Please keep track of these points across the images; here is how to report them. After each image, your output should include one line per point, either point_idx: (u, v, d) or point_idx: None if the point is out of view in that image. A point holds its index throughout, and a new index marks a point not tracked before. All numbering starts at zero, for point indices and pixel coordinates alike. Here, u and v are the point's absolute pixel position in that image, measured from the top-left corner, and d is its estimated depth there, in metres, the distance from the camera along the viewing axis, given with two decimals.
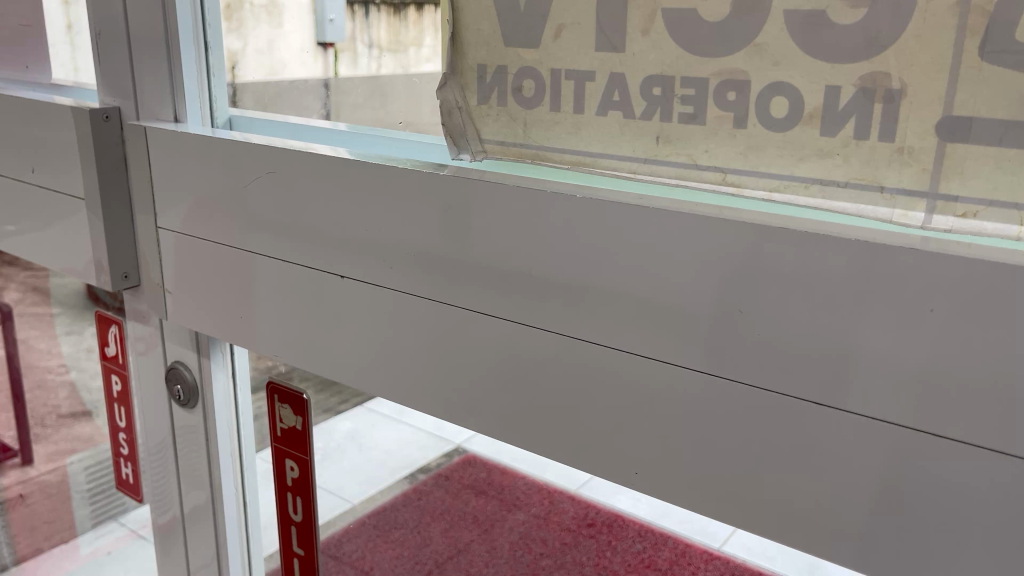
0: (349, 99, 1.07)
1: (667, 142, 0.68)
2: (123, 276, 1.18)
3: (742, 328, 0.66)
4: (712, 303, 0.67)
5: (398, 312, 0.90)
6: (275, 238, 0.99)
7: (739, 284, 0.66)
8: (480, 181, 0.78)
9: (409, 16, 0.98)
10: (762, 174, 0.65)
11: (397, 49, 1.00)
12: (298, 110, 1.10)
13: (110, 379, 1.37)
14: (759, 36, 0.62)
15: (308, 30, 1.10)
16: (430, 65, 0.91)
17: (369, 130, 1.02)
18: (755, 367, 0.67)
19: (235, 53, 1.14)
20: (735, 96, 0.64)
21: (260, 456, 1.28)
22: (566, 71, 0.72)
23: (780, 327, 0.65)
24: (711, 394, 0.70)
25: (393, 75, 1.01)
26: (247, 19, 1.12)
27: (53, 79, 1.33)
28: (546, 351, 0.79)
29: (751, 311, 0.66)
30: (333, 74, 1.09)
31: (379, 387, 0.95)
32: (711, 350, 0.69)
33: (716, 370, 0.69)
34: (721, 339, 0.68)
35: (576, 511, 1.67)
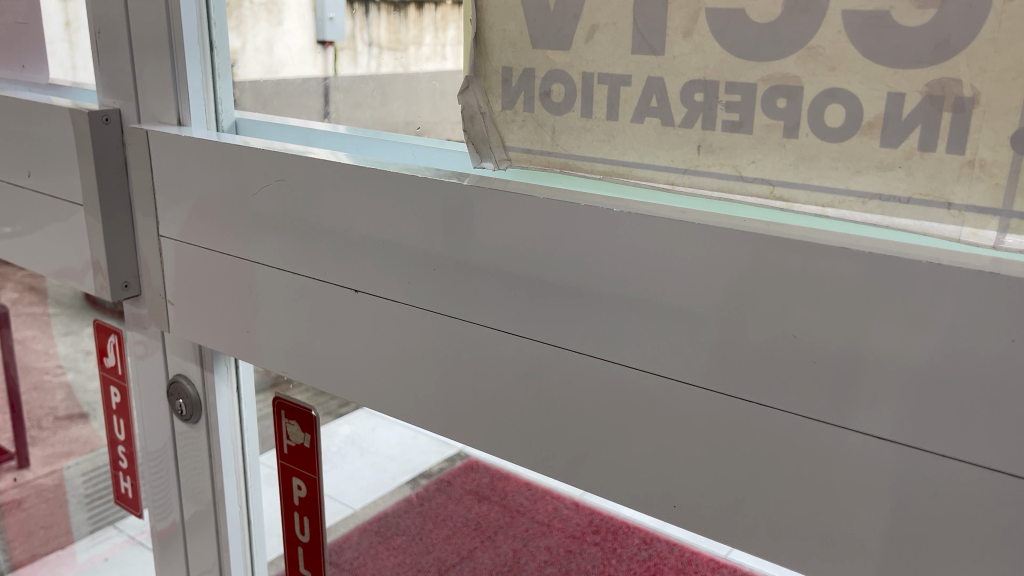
0: (350, 99, 1.02)
1: (710, 152, 0.64)
2: (123, 285, 1.13)
3: (792, 354, 0.62)
4: (759, 326, 0.63)
5: (413, 328, 0.85)
6: (283, 248, 0.94)
7: (790, 306, 0.61)
8: (505, 192, 0.73)
9: (405, 13, 0.92)
10: (816, 188, 0.60)
11: (397, 48, 0.95)
12: (299, 111, 1.06)
13: (109, 391, 1.32)
14: (814, 39, 0.57)
15: (306, 29, 1.02)
16: (432, 65, 0.90)
17: (374, 133, 0.99)
18: (805, 396, 0.62)
19: (236, 52, 1.09)
20: (786, 104, 0.59)
21: (264, 461, 1.23)
22: (599, 75, 0.67)
23: (835, 354, 0.60)
24: (754, 423, 0.65)
25: (392, 73, 0.96)
26: (247, 18, 1.06)
27: (51, 79, 1.29)
28: (576, 374, 0.74)
29: (804, 336, 0.61)
30: (332, 73, 1.02)
31: (393, 407, 0.89)
32: (756, 376, 0.64)
33: (764, 399, 0.64)
34: (768, 364, 0.63)
35: (580, 518, 1.32)
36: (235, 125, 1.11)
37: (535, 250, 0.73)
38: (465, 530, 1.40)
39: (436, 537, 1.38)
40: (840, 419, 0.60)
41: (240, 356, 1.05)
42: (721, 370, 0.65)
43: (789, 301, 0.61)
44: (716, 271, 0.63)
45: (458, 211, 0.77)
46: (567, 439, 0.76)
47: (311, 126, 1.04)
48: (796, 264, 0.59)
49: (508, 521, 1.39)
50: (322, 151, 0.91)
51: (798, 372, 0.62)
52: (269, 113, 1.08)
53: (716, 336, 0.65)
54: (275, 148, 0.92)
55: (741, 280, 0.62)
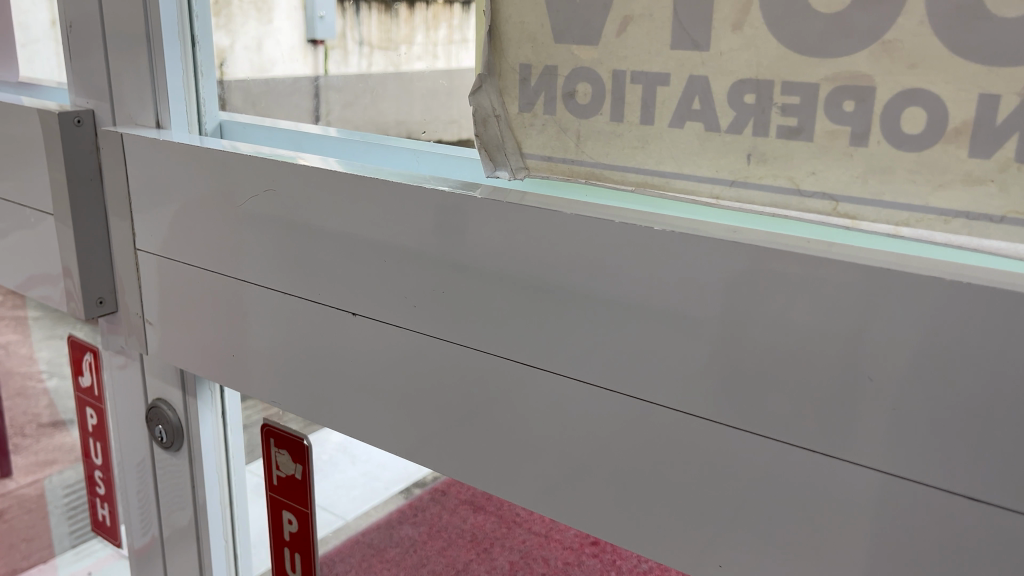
0: (341, 100, 0.93)
1: (762, 162, 0.56)
2: (98, 301, 1.05)
3: (865, 400, 0.52)
4: (826, 367, 0.54)
5: (418, 357, 0.76)
6: (274, 266, 0.85)
7: (862, 346, 0.52)
8: (522, 205, 0.65)
9: (397, 12, 0.84)
10: (888, 205, 0.52)
11: (388, 45, 0.87)
12: (289, 111, 0.97)
13: (85, 412, 1.23)
14: (890, 31, 0.49)
15: (297, 28, 0.93)
16: (421, 64, 0.84)
17: (369, 138, 0.91)
18: (881, 449, 0.53)
19: (224, 50, 1.00)
20: (854, 107, 0.52)
21: (251, 470, 1.12)
22: (633, 73, 0.59)
23: (918, 402, 0.51)
24: (816, 478, 0.56)
25: (382, 72, 0.88)
26: (237, 16, 0.97)
27: (40, 80, 1.20)
28: (602, 413, 0.65)
29: (883, 380, 0.52)
30: (322, 73, 0.93)
31: (398, 441, 0.80)
32: (819, 423, 0.55)
33: (827, 450, 0.55)
34: (833, 411, 0.54)
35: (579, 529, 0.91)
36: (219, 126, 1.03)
37: (558, 273, 0.64)
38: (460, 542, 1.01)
39: (429, 554, 1.03)
40: (927, 478, 0.51)
41: (226, 383, 0.96)
42: (777, 416, 0.56)
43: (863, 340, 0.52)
44: (775, 301, 0.54)
45: (467, 228, 0.68)
46: (595, 486, 0.67)
47: (303, 128, 0.95)
48: (872, 296, 0.51)
49: (505, 530, 0.98)
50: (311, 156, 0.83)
51: (872, 420, 0.53)
52: (261, 116, 1.00)
53: (769, 376, 0.56)
54: (261, 153, 0.84)
55: (803, 314, 0.54)
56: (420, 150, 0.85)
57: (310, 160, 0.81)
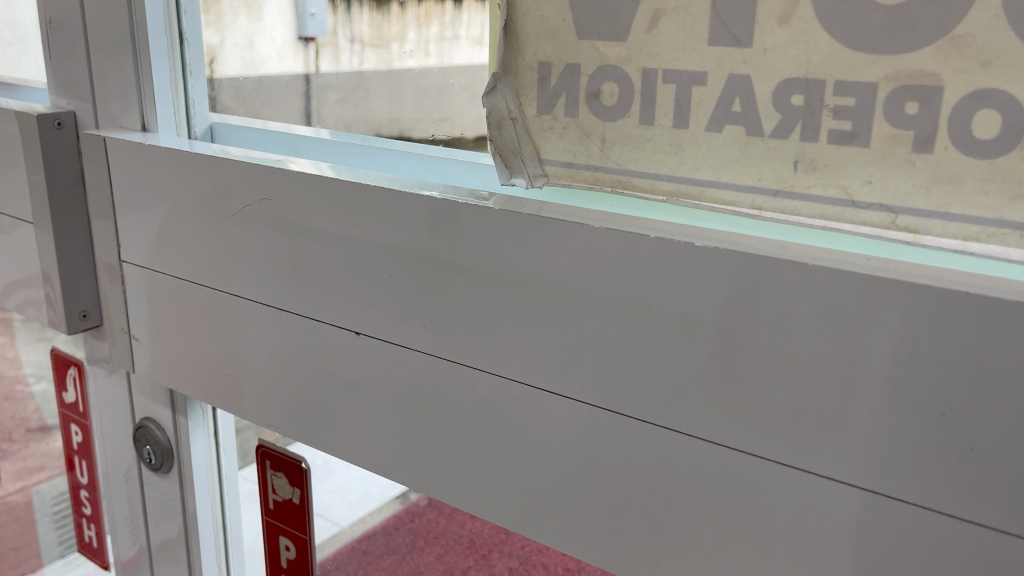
0: (333, 96, 0.87)
1: (811, 170, 0.50)
2: (81, 315, 0.99)
3: (934, 437, 0.47)
4: (891, 403, 0.48)
5: (427, 380, 0.70)
6: (271, 281, 0.79)
7: (931, 376, 0.46)
8: (542, 217, 0.59)
9: (389, 8, 0.79)
10: (955, 217, 0.47)
11: (379, 43, 0.82)
12: (279, 111, 0.91)
13: (69, 429, 1.17)
14: (960, 25, 0.44)
15: (286, 24, 0.87)
16: (414, 62, 0.79)
17: (362, 138, 0.85)
18: (955, 492, 0.47)
19: (214, 48, 0.94)
20: (918, 109, 0.46)
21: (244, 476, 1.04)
22: (665, 72, 0.54)
23: (997, 439, 0.45)
24: (878, 521, 0.50)
25: (373, 70, 0.83)
26: (227, 13, 0.91)
27: (28, 78, 1.14)
28: (632, 446, 0.60)
29: (959, 416, 0.46)
30: (314, 71, 0.87)
31: (407, 470, 0.75)
32: (880, 460, 0.49)
33: (890, 491, 0.49)
34: (897, 449, 0.49)
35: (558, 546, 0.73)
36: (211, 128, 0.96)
37: (585, 291, 0.59)
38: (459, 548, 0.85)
39: (426, 560, 0.88)
40: (1005, 522, 0.46)
41: (219, 404, 0.90)
42: (834, 454, 0.51)
43: (936, 371, 0.46)
44: (833, 327, 0.49)
45: (484, 242, 0.63)
46: (625, 524, 0.62)
47: (294, 129, 0.90)
48: (947, 321, 0.45)
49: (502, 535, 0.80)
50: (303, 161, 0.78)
51: (944, 459, 0.47)
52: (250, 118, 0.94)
53: (823, 409, 0.51)
54: (254, 159, 0.78)
55: (867, 343, 0.48)
56: (422, 155, 0.79)
57: (303, 166, 0.75)
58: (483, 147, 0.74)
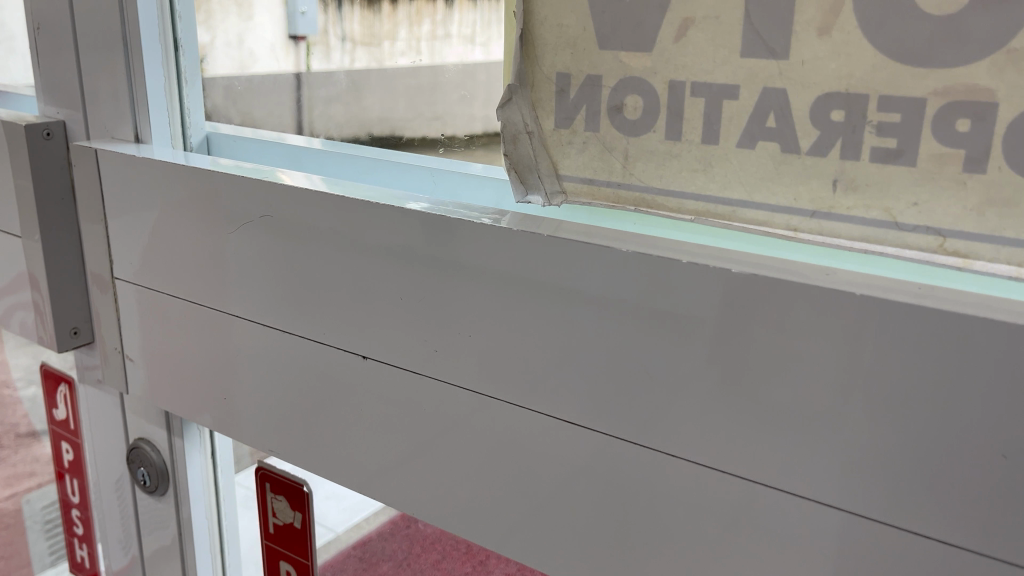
0: (321, 93, 0.84)
1: (851, 190, 0.48)
2: (72, 332, 0.95)
3: (993, 479, 0.44)
4: (943, 441, 0.45)
5: (438, 408, 0.67)
6: (272, 300, 0.76)
7: (989, 415, 0.43)
8: (562, 238, 0.56)
9: (379, 7, 0.76)
10: (1009, 242, 0.44)
11: (370, 41, 0.78)
12: (270, 113, 0.88)
13: (60, 447, 1.13)
14: (1017, 37, 0.41)
15: (275, 22, 0.83)
16: (404, 59, 0.76)
17: (361, 148, 0.82)
18: (1015, 538, 0.44)
19: (204, 47, 0.89)
20: (970, 126, 0.43)
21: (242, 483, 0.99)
22: (693, 84, 0.51)
23: None
24: (930, 567, 0.47)
25: (365, 69, 0.80)
26: (217, 12, 0.87)
27: (17, 83, 1.10)
28: (660, 481, 0.56)
29: (1019, 458, 0.43)
30: (304, 70, 0.84)
31: (417, 501, 0.71)
32: (932, 503, 0.46)
33: (942, 535, 0.46)
34: (951, 490, 0.45)
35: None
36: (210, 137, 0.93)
37: (607, 319, 0.55)
38: (455, 556, 0.79)
39: (424, 567, 0.83)
40: None
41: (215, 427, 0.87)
42: (878, 494, 0.48)
43: (992, 411, 0.43)
44: (880, 362, 0.46)
45: (498, 265, 0.59)
46: (653, 563, 0.58)
47: (289, 139, 0.87)
48: (1007, 358, 0.42)
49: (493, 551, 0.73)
50: (297, 175, 0.74)
51: (1000, 503, 0.44)
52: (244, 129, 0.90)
53: (869, 447, 0.47)
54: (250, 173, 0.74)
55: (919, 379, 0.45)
56: (425, 168, 0.77)
57: (298, 181, 0.72)
58: (471, 154, 0.74)
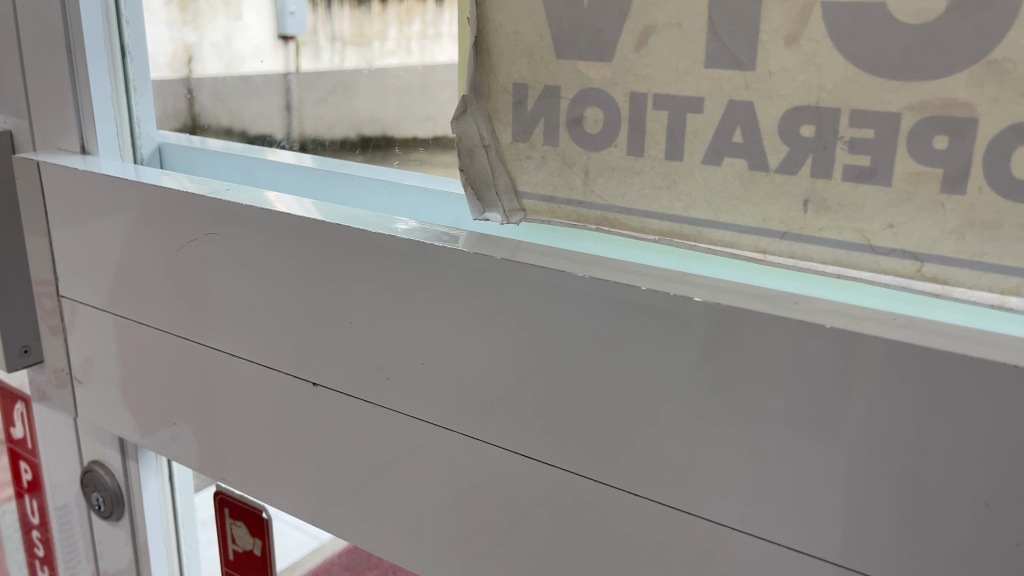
0: (311, 94, 0.80)
1: (823, 211, 0.44)
2: (22, 350, 0.91)
3: (974, 531, 0.41)
4: (920, 486, 0.41)
5: (389, 438, 0.63)
6: (219, 323, 0.71)
7: (971, 460, 0.40)
8: (518, 261, 0.52)
9: (369, 5, 0.71)
10: (990, 267, 0.41)
11: (359, 40, 0.74)
12: (259, 119, 0.84)
13: (19, 466, 1.09)
14: (997, 48, 0.38)
15: (265, 23, 0.80)
16: (395, 59, 0.72)
17: (346, 164, 0.77)
18: None
19: (191, 46, 0.86)
20: (948, 144, 0.40)
21: (203, 506, 0.96)
22: (656, 96, 0.48)
23: None
24: None
25: (355, 69, 0.75)
26: (205, 11, 0.84)
27: None
28: (618, 520, 0.53)
29: (1005, 508, 0.40)
30: (295, 69, 0.80)
31: (370, 533, 0.67)
32: (908, 553, 0.43)
33: None
34: (929, 542, 0.42)
35: None
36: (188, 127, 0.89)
37: (562, 348, 0.52)
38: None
39: None
40: None
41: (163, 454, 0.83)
42: (847, 540, 0.45)
43: (972, 454, 0.40)
44: (853, 401, 0.42)
45: (449, 288, 0.56)
46: None
47: (275, 156, 0.82)
48: (988, 398, 0.39)
49: None
50: (289, 200, 0.67)
51: (984, 555, 0.41)
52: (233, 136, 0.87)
53: (840, 491, 0.44)
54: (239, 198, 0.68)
55: (895, 420, 0.41)
56: (412, 188, 0.71)
57: (288, 205, 0.66)
58: None
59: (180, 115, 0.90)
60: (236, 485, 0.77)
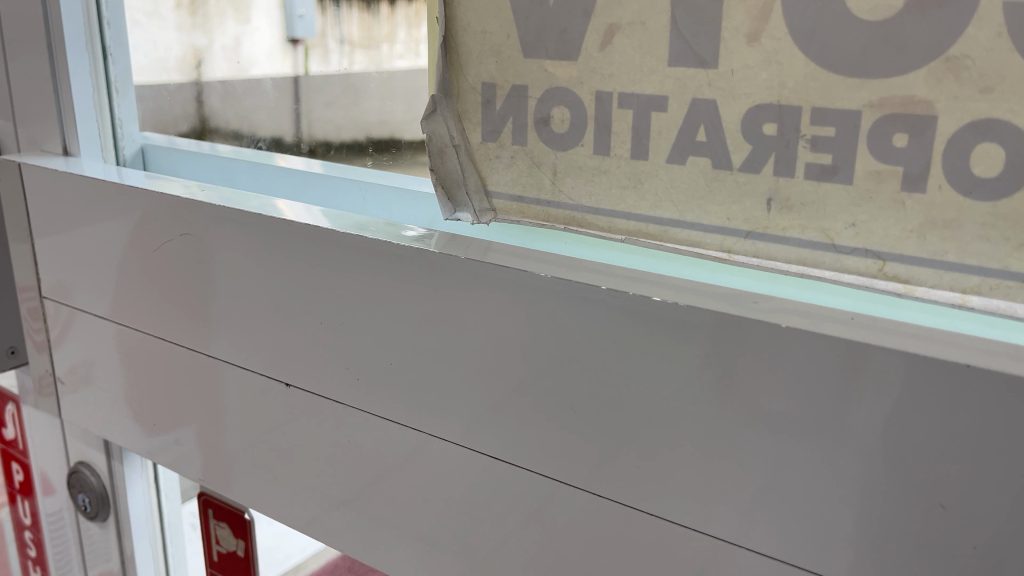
0: (321, 97, 0.78)
1: (785, 210, 0.44)
2: (10, 351, 0.93)
3: (932, 532, 0.41)
4: (880, 487, 0.42)
5: (367, 436, 0.64)
6: (198, 326, 0.73)
7: (929, 462, 0.40)
8: (485, 263, 0.52)
9: (378, 7, 0.70)
10: (952, 266, 0.41)
11: (369, 44, 0.73)
12: (272, 126, 0.83)
13: (11, 468, 1.10)
14: (956, 44, 0.38)
15: (274, 26, 0.79)
16: (405, 62, 0.70)
17: (353, 172, 0.76)
18: None
19: (200, 49, 0.85)
20: (908, 142, 0.40)
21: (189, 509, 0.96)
22: (622, 95, 0.47)
23: (1003, 537, 0.39)
24: None
25: (364, 72, 0.74)
26: (214, 16, 0.83)
27: None
28: (587, 516, 0.53)
29: (962, 510, 0.40)
30: (303, 73, 0.79)
31: (349, 529, 0.68)
32: (867, 552, 0.43)
33: None
34: (887, 541, 0.42)
35: None
36: (196, 130, 0.88)
37: (530, 348, 0.52)
38: None
39: None
40: None
41: (146, 453, 0.85)
42: (808, 539, 0.45)
43: (926, 451, 0.40)
44: (814, 401, 0.42)
45: (412, 288, 0.57)
46: None
47: (284, 163, 0.80)
48: (946, 399, 0.39)
49: None
50: (298, 208, 0.66)
51: (940, 553, 0.41)
52: (241, 138, 0.85)
53: (801, 490, 0.44)
54: (247, 205, 0.67)
55: (854, 420, 0.41)
56: (417, 193, 0.69)
57: (298, 214, 0.65)
58: None
59: (190, 118, 0.88)
60: (222, 483, 0.78)
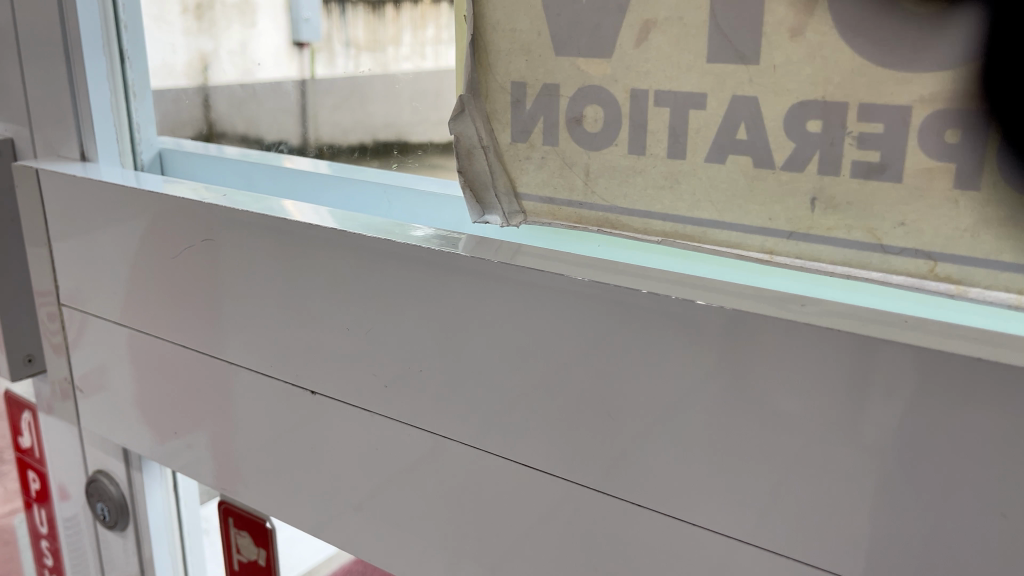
0: (326, 100, 0.76)
1: (831, 209, 0.43)
2: (26, 359, 0.92)
3: (990, 544, 0.39)
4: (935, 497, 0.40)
5: (390, 444, 0.62)
6: (217, 331, 0.72)
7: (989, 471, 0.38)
8: (513, 265, 0.51)
9: (383, 9, 0.69)
10: (1007, 265, 0.39)
11: (374, 47, 0.71)
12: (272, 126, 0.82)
13: (27, 476, 1.09)
14: (1012, 35, 0.36)
15: (280, 30, 0.78)
16: (410, 65, 0.68)
17: (352, 170, 0.75)
18: None
19: (206, 54, 0.84)
20: (960, 138, 0.39)
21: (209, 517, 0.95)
22: (657, 92, 0.46)
23: None
24: None
25: (370, 75, 0.72)
26: (219, 20, 0.82)
27: None
28: (620, 528, 0.51)
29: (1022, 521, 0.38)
30: (309, 76, 0.77)
31: (370, 539, 0.66)
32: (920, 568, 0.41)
33: None
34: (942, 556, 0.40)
35: None
36: (203, 134, 0.88)
37: (561, 354, 0.50)
38: None
39: None
40: None
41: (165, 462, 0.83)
42: (856, 552, 0.43)
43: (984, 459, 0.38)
44: (863, 406, 0.40)
45: (433, 293, 0.55)
46: None
47: (290, 163, 0.80)
48: (1005, 403, 0.37)
49: None
50: (305, 208, 0.66)
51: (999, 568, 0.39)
52: (250, 141, 0.84)
53: (848, 501, 0.42)
54: (255, 207, 0.66)
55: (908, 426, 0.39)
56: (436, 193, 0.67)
57: (305, 214, 0.64)
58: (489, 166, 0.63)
59: (195, 123, 0.88)
60: (241, 493, 0.76)
